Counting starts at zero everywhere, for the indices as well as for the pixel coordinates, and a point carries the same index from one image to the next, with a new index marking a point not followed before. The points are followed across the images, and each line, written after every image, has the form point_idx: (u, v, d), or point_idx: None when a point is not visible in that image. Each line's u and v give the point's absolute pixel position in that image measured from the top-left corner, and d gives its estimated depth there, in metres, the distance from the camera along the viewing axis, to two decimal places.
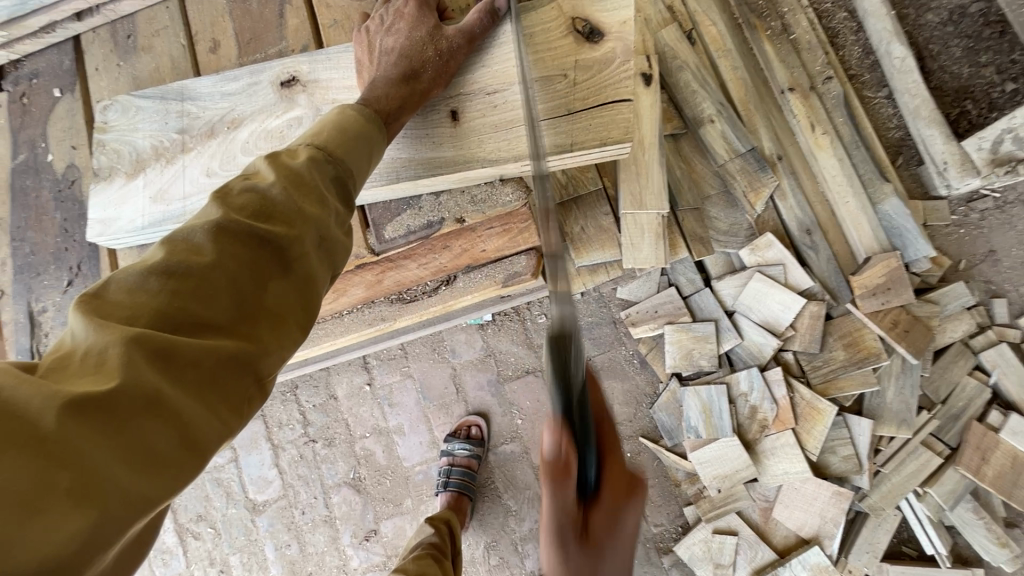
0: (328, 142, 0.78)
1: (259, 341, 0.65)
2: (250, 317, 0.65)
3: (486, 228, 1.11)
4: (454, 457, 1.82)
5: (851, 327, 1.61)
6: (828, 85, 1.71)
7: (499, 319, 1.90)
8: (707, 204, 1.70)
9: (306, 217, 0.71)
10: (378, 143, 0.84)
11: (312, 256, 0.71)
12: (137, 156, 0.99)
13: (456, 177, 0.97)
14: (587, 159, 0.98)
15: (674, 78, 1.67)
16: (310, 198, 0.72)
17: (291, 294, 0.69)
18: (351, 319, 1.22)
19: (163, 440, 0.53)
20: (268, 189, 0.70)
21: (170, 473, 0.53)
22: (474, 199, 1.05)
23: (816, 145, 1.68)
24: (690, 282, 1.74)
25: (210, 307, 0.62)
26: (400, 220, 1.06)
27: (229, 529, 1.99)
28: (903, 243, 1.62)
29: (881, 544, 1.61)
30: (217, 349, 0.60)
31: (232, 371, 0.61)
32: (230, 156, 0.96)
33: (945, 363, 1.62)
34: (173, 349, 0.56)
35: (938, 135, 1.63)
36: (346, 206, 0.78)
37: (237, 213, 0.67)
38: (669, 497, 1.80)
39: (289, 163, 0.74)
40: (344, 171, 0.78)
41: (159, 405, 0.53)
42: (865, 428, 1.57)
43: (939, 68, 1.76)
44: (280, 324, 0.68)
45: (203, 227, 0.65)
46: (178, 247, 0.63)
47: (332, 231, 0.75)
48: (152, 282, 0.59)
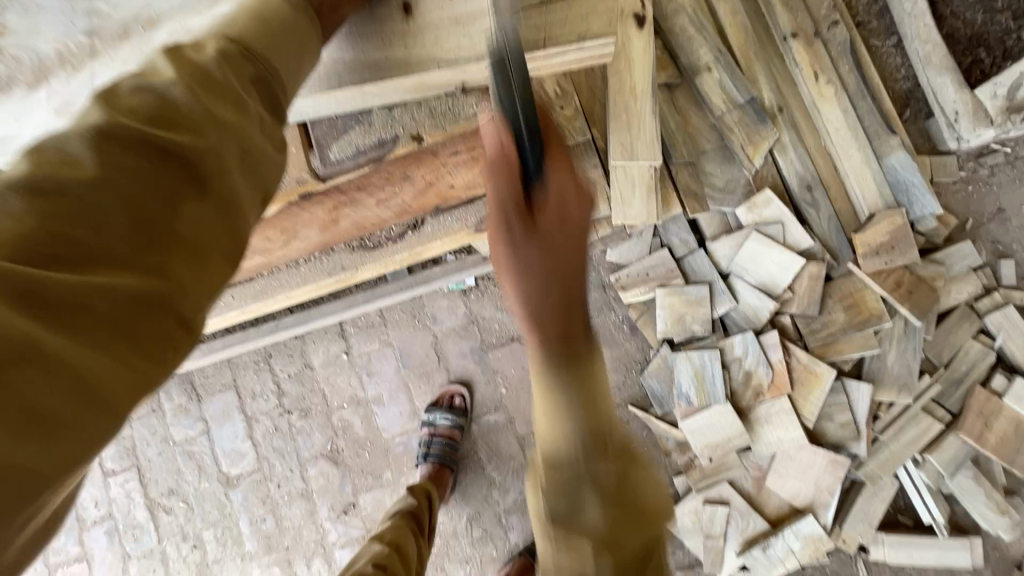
0: (246, 36, 0.62)
1: (173, 277, 0.51)
2: (154, 246, 0.51)
3: (450, 153, 1.01)
4: (435, 427, 1.75)
5: (852, 288, 1.52)
6: (834, 31, 1.59)
7: (482, 284, 1.80)
8: (703, 158, 1.59)
9: (218, 125, 0.55)
10: (312, 41, 0.71)
11: (232, 174, 0.56)
12: (39, 63, 0.88)
13: (410, 83, 0.86)
14: (563, 60, 0.89)
15: (669, 22, 1.54)
16: (224, 104, 0.57)
17: (210, 217, 0.54)
18: (309, 269, 1.13)
19: (56, 399, 0.42)
20: (166, 88, 0.54)
21: (74, 437, 0.43)
22: (431, 112, 0.97)
23: (819, 95, 1.56)
24: (683, 242, 1.64)
25: (97, 234, 0.48)
26: (348, 138, 0.97)
27: (202, 503, 1.91)
28: (908, 200, 1.53)
29: (877, 513, 1.55)
30: (110, 288, 0.47)
31: (140, 314, 0.48)
32: (140, 60, 0.84)
33: (949, 326, 1.54)
34: (44, 289, 0.44)
35: (950, 83, 1.52)
36: (273, 113, 0.63)
37: (126, 116, 0.51)
38: (659, 468, 1.73)
39: (190, 56, 0.57)
40: (267, 71, 0.63)
41: (39, 359, 0.42)
42: (865, 393, 1.50)
43: (951, 14, 1.62)
44: (199, 253, 0.53)
45: (81, 135, 0.50)
46: (47, 158, 0.48)
47: (257, 142, 0.59)
48: (14, 201, 0.45)
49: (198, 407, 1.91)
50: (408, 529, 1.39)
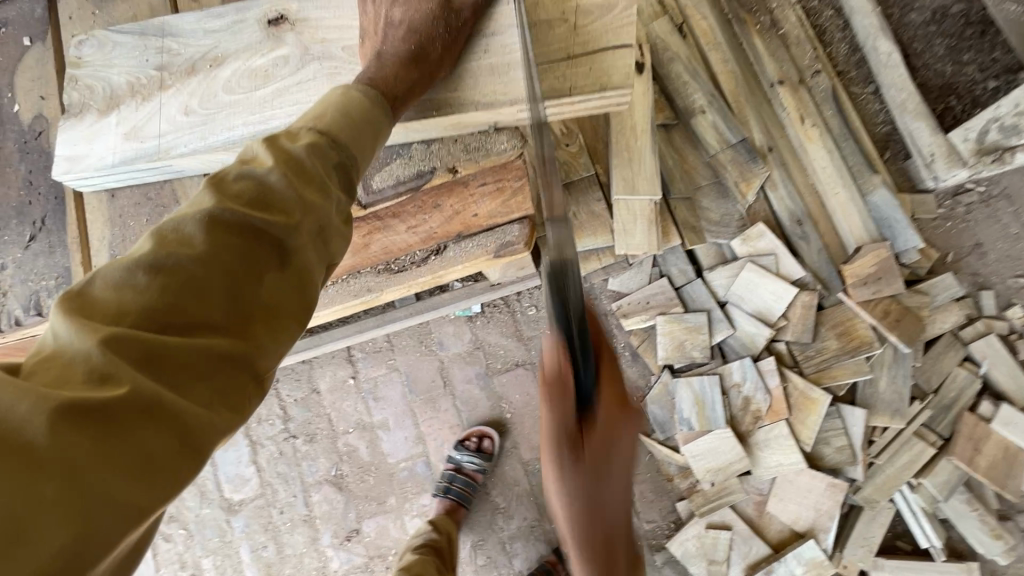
0: (331, 127, 0.72)
1: (254, 340, 0.60)
2: (244, 314, 0.59)
3: (479, 184, 1.07)
4: (461, 467, 1.76)
5: (843, 317, 1.60)
6: (817, 79, 1.72)
7: (488, 311, 1.85)
8: (699, 194, 1.69)
9: (305, 207, 0.65)
10: (384, 128, 0.79)
11: (306, 248, 0.65)
12: (111, 92, 0.95)
13: (451, 120, 0.94)
14: (593, 104, 0.96)
15: (666, 69, 1.67)
16: (311, 187, 0.67)
17: (288, 287, 0.63)
18: (335, 290, 1.19)
19: (157, 443, 0.49)
20: (266, 176, 0.64)
21: (167, 473, 0.50)
22: (466, 148, 1.02)
23: (805, 137, 1.69)
24: (681, 272, 1.72)
25: (199, 303, 0.56)
26: (389, 169, 1.03)
27: (202, 530, 1.89)
28: (892, 234, 1.63)
29: (875, 538, 1.58)
30: (202, 349, 0.55)
31: (225, 372, 0.56)
32: (210, 94, 0.93)
33: (936, 353, 1.62)
34: (155, 354, 0.52)
35: (925, 127, 1.65)
36: (348, 193, 0.72)
37: (234, 202, 0.62)
38: (661, 493, 1.74)
39: (287, 146, 0.68)
40: (348, 159, 0.72)
41: (153, 414, 0.50)
42: (859, 417, 1.56)
43: (923, 66, 1.77)
44: (275, 319, 0.62)
45: (194, 217, 0.60)
46: (168, 238, 0.58)
47: (332, 222, 0.69)
48: (139, 278, 0.55)
49: None
50: (432, 563, 1.56)
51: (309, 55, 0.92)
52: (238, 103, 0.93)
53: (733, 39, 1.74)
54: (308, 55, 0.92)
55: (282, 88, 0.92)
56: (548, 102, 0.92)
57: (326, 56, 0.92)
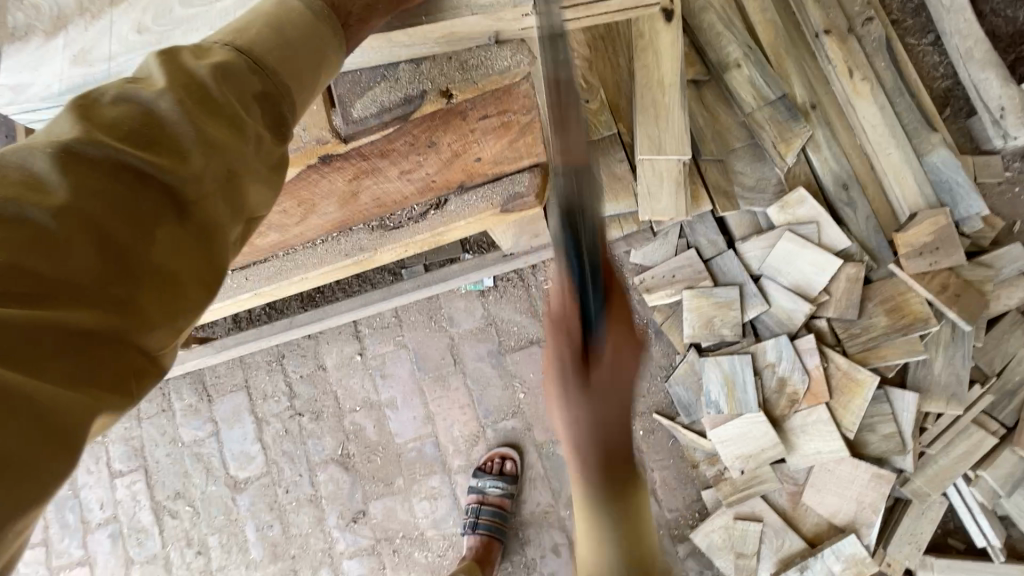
0: (258, 45, 0.57)
1: (140, 312, 0.47)
2: (124, 278, 0.47)
3: (479, 117, 0.92)
4: (485, 495, 1.66)
5: (894, 292, 1.44)
6: (868, 27, 1.53)
7: (501, 284, 1.75)
8: (732, 157, 1.54)
9: (210, 146, 0.52)
10: (332, 47, 0.63)
11: (211, 197, 0.52)
12: (57, 11, 0.80)
13: (439, 32, 0.80)
14: (603, 11, 0.85)
15: (696, 18, 1.51)
16: (218, 120, 0.53)
17: (185, 248, 0.50)
18: (326, 249, 1.09)
19: (9, 441, 0.38)
20: (153, 102, 0.51)
21: (29, 476, 0.39)
22: (463, 66, 0.87)
23: (854, 92, 1.50)
24: (711, 243, 1.58)
25: (54, 263, 0.43)
26: (370, 96, 0.88)
27: (208, 508, 1.85)
28: (952, 199, 1.45)
29: (925, 535, 1.44)
30: (59, 323, 0.42)
31: (99, 351, 0.44)
32: (167, 7, 0.78)
33: (1000, 333, 1.44)
34: None
35: (994, 78, 1.46)
36: (272, 129, 0.57)
37: (104, 133, 0.49)
38: (685, 481, 1.63)
39: (190, 65, 0.54)
40: (275, 85, 0.58)
41: (0, 402, 0.38)
42: (909, 403, 1.40)
43: (991, 12, 1.56)
44: (170, 285, 0.49)
45: (46, 152, 0.46)
46: (9, 180, 0.44)
47: (250, 168, 0.55)
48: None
49: (209, 408, 1.87)
50: None
51: None
52: (197, 15, 0.77)
53: None
54: None
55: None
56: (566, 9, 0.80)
57: None
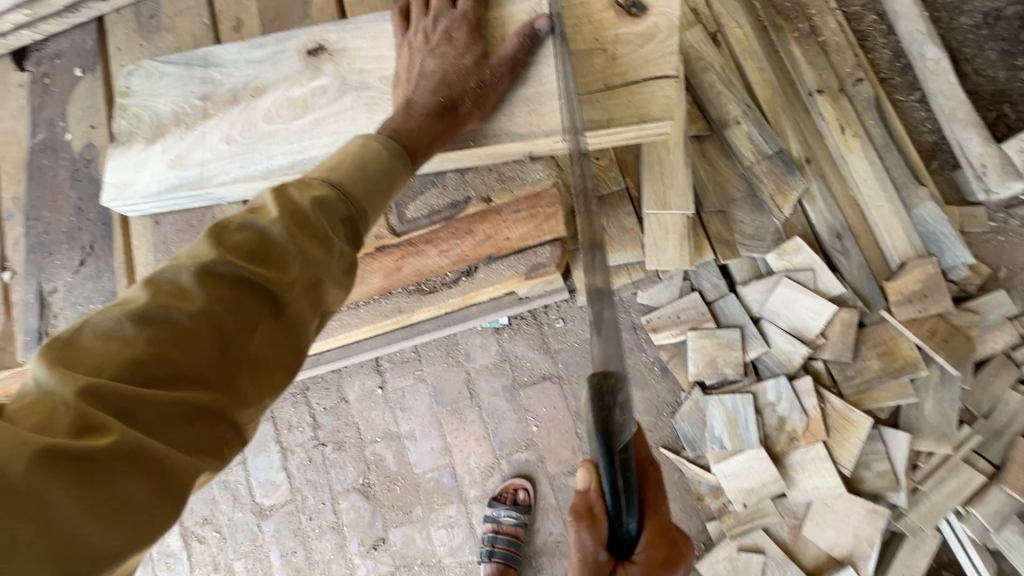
0: (345, 181, 0.72)
1: (236, 393, 0.60)
2: (230, 365, 0.60)
3: (512, 212, 1.07)
4: (500, 524, 1.75)
5: (886, 336, 1.53)
6: (858, 87, 1.66)
7: (514, 323, 1.85)
8: (733, 207, 1.65)
9: (305, 261, 0.65)
10: (400, 177, 0.78)
11: (301, 301, 0.65)
12: (157, 121, 0.98)
13: (482, 150, 0.93)
14: (622, 137, 0.96)
15: (698, 79, 1.63)
16: (312, 240, 0.66)
17: (276, 341, 0.64)
18: (368, 311, 1.19)
19: (138, 492, 0.50)
20: (268, 228, 0.65)
21: (149, 521, 0.51)
22: (501, 177, 1.05)
23: (846, 147, 1.62)
24: (714, 287, 1.68)
25: (186, 354, 0.57)
26: (423, 199, 1.08)
27: (235, 534, 1.94)
28: (939, 249, 1.56)
29: (920, 568, 1.51)
30: (186, 401, 0.56)
31: (206, 424, 0.57)
32: (251, 123, 0.95)
33: (987, 375, 1.53)
34: (138, 408, 0.53)
35: (976, 137, 1.58)
36: (353, 247, 0.71)
37: (230, 253, 0.62)
38: (691, 512, 1.71)
39: (295, 199, 0.67)
40: (357, 211, 0.72)
41: (137, 463, 0.51)
42: (902, 441, 1.49)
43: (974, 72, 1.68)
44: (261, 372, 0.62)
45: (188, 268, 0.61)
46: (161, 290, 0.59)
47: (332, 277, 0.68)
48: (127, 328, 0.55)
49: None
50: None
51: (347, 84, 0.93)
52: (276, 132, 0.94)
53: (769, 47, 1.70)
54: (345, 85, 0.93)
55: (319, 118, 0.93)
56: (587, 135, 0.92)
57: (363, 86, 0.93)
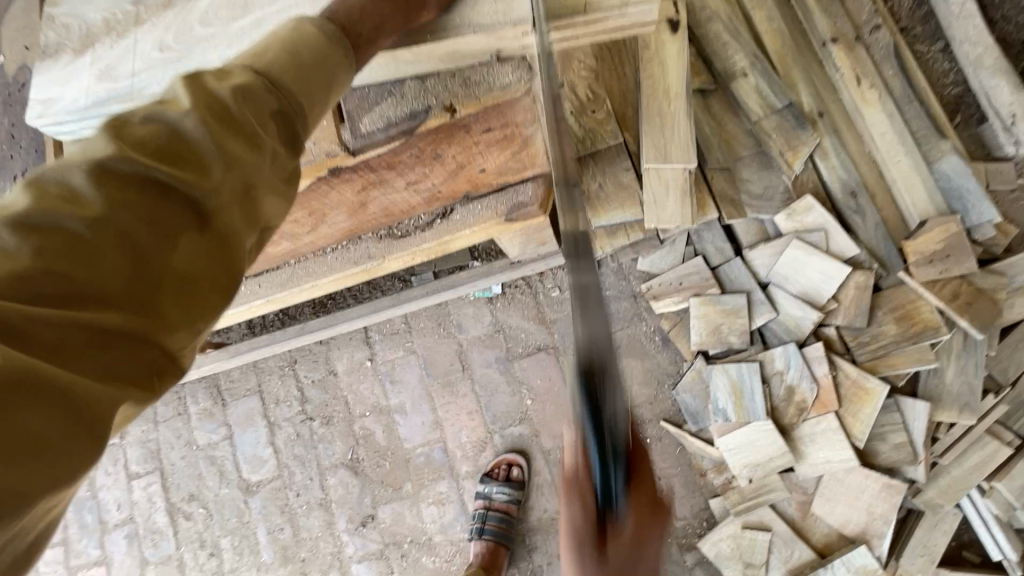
0: (275, 66, 0.59)
1: (163, 315, 0.49)
2: (149, 283, 0.48)
3: (482, 129, 0.94)
4: (491, 500, 1.68)
5: (904, 299, 1.43)
6: (875, 35, 1.54)
7: (509, 291, 1.76)
8: (739, 165, 1.54)
9: (230, 159, 0.53)
10: (341, 68, 0.65)
11: (232, 208, 0.54)
12: (87, 31, 0.90)
13: (445, 51, 0.82)
14: (602, 32, 0.86)
15: (703, 29, 1.52)
16: (237, 137, 0.54)
17: (207, 254, 0.52)
18: (336, 258, 1.15)
19: (40, 435, 0.40)
20: (180, 120, 0.52)
21: (59, 468, 0.41)
22: (466, 82, 0.89)
23: (862, 100, 1.50)
24: (718, 251, 1.58)
25: (85, 265, 0.45)
26: (379, 111, 0.90)
27: (221, 510, 1.88)
28: (963, 207, 1.44)
29: (938, 547, 1.42)
30: (92, 326, 0.45)
31: (127, 350, 0.46)
32: (185, 28, 0.86)
33: (1015, 341, 1.42)
34: (29, 333, 0.42)
35: (1005, 85, 1.46)
36: (288, 147, 0.59)
37: (137, 151, 0.50)
38: (693, 488, 1.62)
39: (211, 85, 0.55)
40: (290, 104, 0.59)
41: (35, 398, 0.40)
42: (920, 412, 1.39)
43: (1002, 18, 1.55)
44: (190, 293, 0.51)
45: (81, 166, 0.48)
46: (47, 192, 0.46)
47: (268, 179, 0.57)
48: (5, 237, 0.43)
49: (223, 412, 1.91)
50: None
51: None
52: (212, 36, 0.85)
53: None
54: None
55: (258, 19, 0.83)
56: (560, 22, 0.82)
57: None
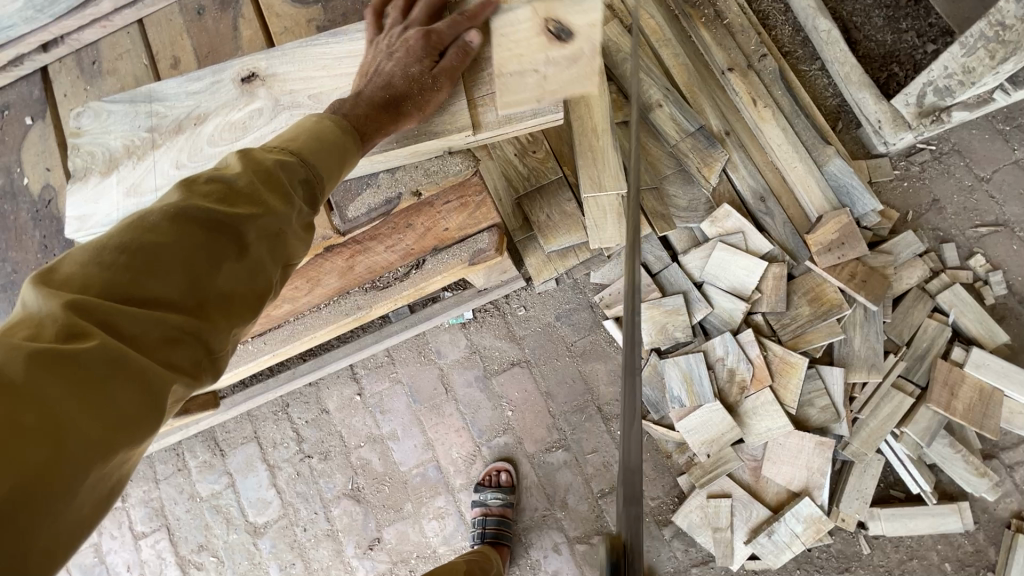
0: (302, 149, 0.81)
1: (208, 318, 0.65)
2: (203, 295, 0.65)
3: (443, 203, 1.19)
4: (488, 506, 1.82)
5: (813, 283, 1.69)
6: (764, 62, 1.80)
7: (480, 315, 1.95)
8: (665, 183, 1.78)
9: (265, 207, 0.72)
10: (352, 155, 0.88)
11: (263, 240, 0.71)
12: (110, 156, 1.07)
13: (411, 150, 1.04)
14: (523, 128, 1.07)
15: (620, 69, 1.76)
16: (272, 192, 0.74)
17: (242, 275, 0.68)
18: (329, 312, 1.35)
19: (124, 398, 0.55)
20: (233, 181, 0.72)
21: (135, 424, 0.56)
22: (427, 172, 1.10)
23: (759, 118, 1.77)
24: (657, 259, 1.81)
25: (160, 278, 0.62)
26: (362, 199, 1.11)
27: (231, 555, 1.98)
28: (850, 200, 1.72)
29: (869, 490, 1.67)
30: (163, 321, 0.60)
31: (182, 343, 0.62)
32: (197, 149, 1.04)
33: (905, 308, 1.70)
34: (122, 324, 0.58)
35: (869, 95, 1.73)
36: (310, 205, 0.79)
37: (199, 198, 0.68)
38: (664, 470, 1.82)
39: (259, 157, 0.76)
40: (314, 176, 0.81)
41: (123, 369, 0.56)
42: (837, 376, 1.64)
43: (864, 38, 1.86)
44: (229, 301, 0.67)
45: (160, 209, 0.66)
46: (133, 226, 0.64)
47: (291, 223, 0.75)
48: (112, 255, 0.61)
49: (223, 461, 2.01)
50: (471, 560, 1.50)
51: (280, 105, 1.03)
52: (220, 153, 1.03)
53: (681, 34, 1.84)
54: (278, 105, 1.03)
55: (258, 136, 1.02)
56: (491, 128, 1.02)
57: (295, 105, 1.02)
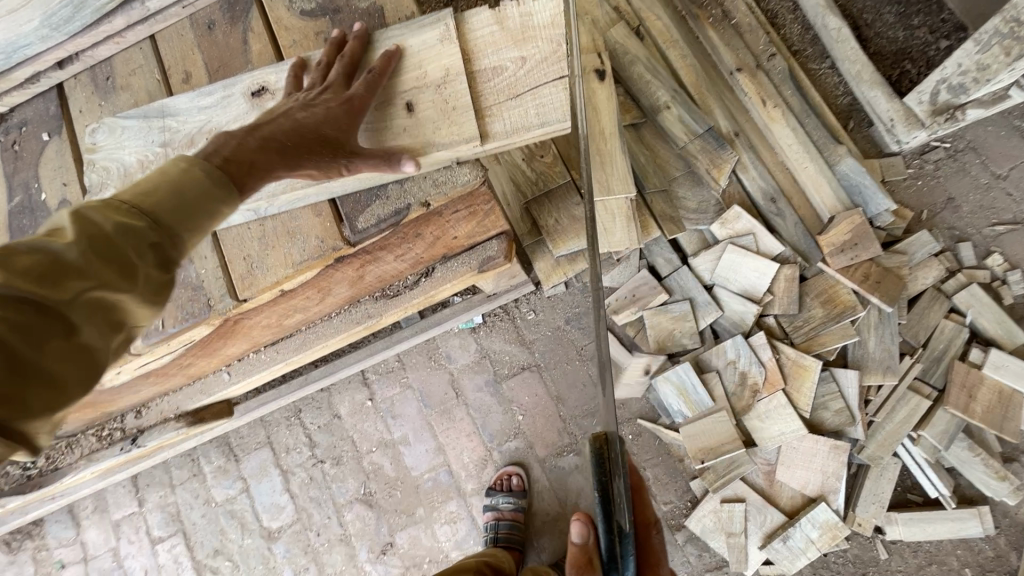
0: (159, 209, 0.67)
1: (73, 359, 0.59)
2: (64, 340, 0.59)
3: (452, 212, 1.17)
4: (499, 511, 1.83)
5: (826, 285, 1.67)
6: (772, 62, 1.79)
7: (490, 320, 1.96)
8: (674, 185, 1.77)
9: (116, 265, 0.62)
10: (222, 211, 0.73)
11: (118, 290, 0.62)
12: (125, 171, 1.08)
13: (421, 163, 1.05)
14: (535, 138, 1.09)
15: (627, 71, 1.74)
16: (116, 257, 0.62)
17: (93, 326, 0.61)
18: (342, 319, 1.38)
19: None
20: (63, 250, 0.59)
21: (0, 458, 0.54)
22: (435, 183, 1.10)
23: (768, 118, 1.75)
24: (667, 261, 1.80)
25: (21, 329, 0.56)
26: (371, 210, 1.11)
27: (247, 560, 2.00)
28: (863, 200, 1.70)
29: (886, 494, 1.64)
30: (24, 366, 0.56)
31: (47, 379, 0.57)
32: None
33: (921, 309, 1.68)
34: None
35: (881, 94, 1.71)
36: (158, 269, 0.66)
37: (30, 265, 0.57)
38: (677, 475, 1.81)
39: (89, 218, 0.61)
40: (164, 239, 0.66)
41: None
42: (852, 379, 1.62)
43: (875, 35, 1.84)
44: (78, 345, 0.60)
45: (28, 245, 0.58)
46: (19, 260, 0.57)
47: (140, 281, 0.64)
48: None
49: (237, 466, 2.04)
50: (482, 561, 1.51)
51: None
52: None
53: (688, 35, 1.83)
54: None
55: None
56: (502, 138, 1.06)
57: None
